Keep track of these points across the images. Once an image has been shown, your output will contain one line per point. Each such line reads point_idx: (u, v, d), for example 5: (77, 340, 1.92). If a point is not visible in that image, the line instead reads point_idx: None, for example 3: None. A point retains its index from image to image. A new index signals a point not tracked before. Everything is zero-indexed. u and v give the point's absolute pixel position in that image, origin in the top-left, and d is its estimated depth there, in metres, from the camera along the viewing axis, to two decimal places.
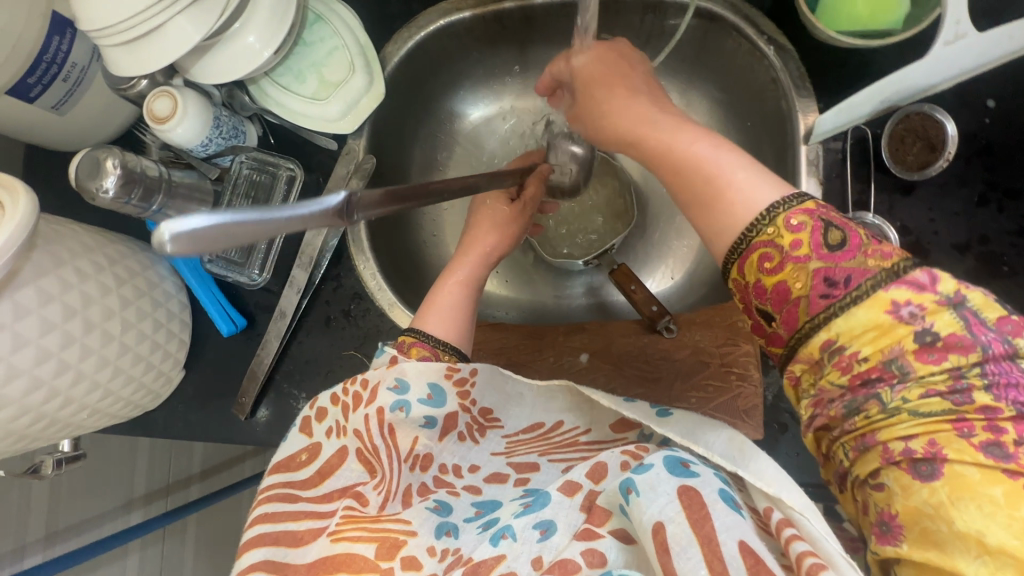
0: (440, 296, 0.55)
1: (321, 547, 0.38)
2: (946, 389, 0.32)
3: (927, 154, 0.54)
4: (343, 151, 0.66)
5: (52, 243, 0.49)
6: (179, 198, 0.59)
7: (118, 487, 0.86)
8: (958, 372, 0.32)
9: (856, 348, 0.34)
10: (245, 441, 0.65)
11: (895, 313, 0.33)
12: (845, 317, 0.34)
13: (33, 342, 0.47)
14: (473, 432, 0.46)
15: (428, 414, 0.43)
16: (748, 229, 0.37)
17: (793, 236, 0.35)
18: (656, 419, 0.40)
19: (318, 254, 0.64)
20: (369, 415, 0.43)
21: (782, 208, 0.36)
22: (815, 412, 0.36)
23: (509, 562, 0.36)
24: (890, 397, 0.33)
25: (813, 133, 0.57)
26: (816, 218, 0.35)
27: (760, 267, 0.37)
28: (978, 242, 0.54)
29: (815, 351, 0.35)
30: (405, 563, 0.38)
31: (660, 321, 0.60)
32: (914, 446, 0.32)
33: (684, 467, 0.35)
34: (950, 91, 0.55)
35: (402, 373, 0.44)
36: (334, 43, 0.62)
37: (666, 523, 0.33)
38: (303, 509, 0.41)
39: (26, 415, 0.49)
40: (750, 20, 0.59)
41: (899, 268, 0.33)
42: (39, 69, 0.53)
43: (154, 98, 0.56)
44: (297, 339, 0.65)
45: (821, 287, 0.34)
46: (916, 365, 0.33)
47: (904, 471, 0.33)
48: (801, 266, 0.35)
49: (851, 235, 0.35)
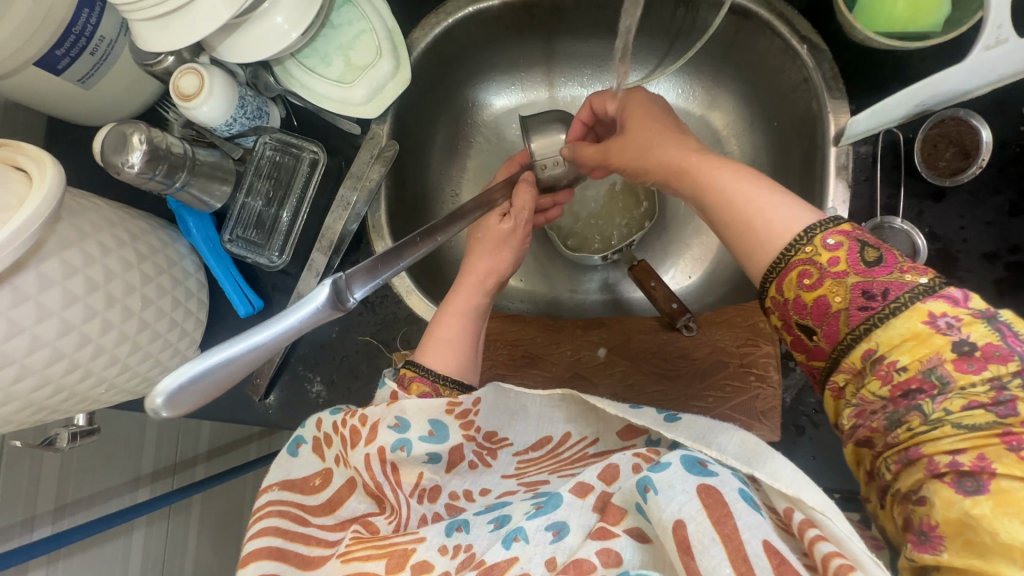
0: (440, 329, 0.53)
1: (332, 568, 0.39)
2: (989, 400, 0.33)
3: (959, 160, 0.53)
4: (366, 136, 0.65)
5: (76, 216, 0.49)
6: (202, 177, 0.59)
7: (127, 463, 0.87)
8: (999, 382, 0.33)
9: (895, 358, 0.35)
10: (258, 423, 0.65)
11: (931, 323, 0.34)
12: (884, 328, 0.35)
13: (56, 314, 0.46)
14: (483, 457, 0.45)
15: (432, 451, 0.43)
16: (786, 250, 0.39)
17: (831, 255, 0.38)
18: (665, 425, 0.40)
19: (338, 239, 0.63)
20: (369, 454, 0.42)
21: (819, 230, 0.38)
22: (857, 423, 0.37)
23: (522, 564, 0.36)
24: (931, 409, 0.34)
25: (843, 135, 0.56)
26: (852, 238, 0.38)
27: (799, 283, 0.39)
28: (1008, 251, 0.53)
29: (857, 360, 0.37)
30: (415, 569, 0.38)
31: (681, 318, 0.59)
32: (962, 459, 0.32)
33: (702, 467, 0.35)
34: (987, 97, 0.54)
35: (402, 411, 0.43)
36: (362, 26, 0.62)
37: (687, 522, 0.32)
38: (314, 534, 0.41)
39: (47, 386, 0.48)
40: (784, 18, 0.58)
41: (935, 284, 0.35)
42: (67, 41, 0.53)
43: (180, 75, 0.56)
44: (312, 324, 0.65)
45: (860, 300, 0.36)
46: (956, 374, 0.33)
47: (947, 483, 0.33)
48: (840, 281, 0.37)
49: (886, 253, 0.37)
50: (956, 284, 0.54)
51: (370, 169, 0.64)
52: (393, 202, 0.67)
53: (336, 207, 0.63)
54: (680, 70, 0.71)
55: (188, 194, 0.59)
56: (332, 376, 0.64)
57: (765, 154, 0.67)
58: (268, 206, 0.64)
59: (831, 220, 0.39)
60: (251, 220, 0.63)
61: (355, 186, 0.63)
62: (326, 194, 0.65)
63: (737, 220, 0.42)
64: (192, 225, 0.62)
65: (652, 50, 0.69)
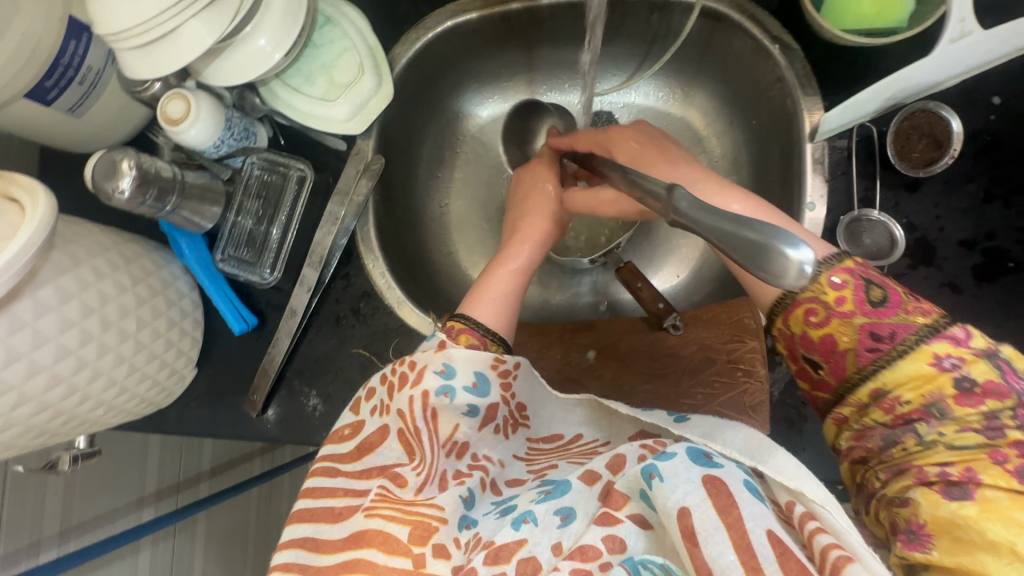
0: (491, 283, 0.54)
1: (355, 522, 0.40)
2: (980, 426, 0.35)
3: (932, 151, 0.55)
4: (352, 151, 0.66)
5: (70, 243, 0.51)
6: (192, 199, 0.60)
7: (131, 483, 0.88)
8: (992, 414, 0.35)
9: (899, 393, 0.37)
10: (258, 438, 0.66)
11: (937, 364, 0.36)
12: (891, 369, 0.38)
13: (53, 339, 0.47)
14: (507, 427, 0.46)
15: (472, 404, 0.43)
16: (792, 287, 0.41)
17: (837, 294, 0.39)
18: (674, 424, 0.42)
19: (327, 254, 0.64)
20: (414, 396, 0.43)
21: (825, 267, 0.39)
22: (852, 445, 0.40)
23: (530, 546, 0.38)
24: (926, 431, 0.36)
25: (818, 132, 0.57)
26: (857, 276, 0.39)
27: (806, 321, 0.40)
28: (985, 238, 0.54)
29: (862, 396, 0.39)
30: (435, 550, 0.39)
31: (667, 318, 0.60)
32: (951, 470, 0.35)
33: (707, 458, 0.36)
34: (956, 88, 0.55)
35: (450, 359, 0.44)
36: (344, 45, 0.64)
37: (691, 509, 0.33)
38: (343, 485, 0.43)
39: (45, 411, 0.49)
40: (756, 20, 0.59)
41: (938, 324, 0.37)
42: (55, 73, 0.55)
43: (168, 100, 0.57)
44: (307, 337, 0.66)
45: (867, 341, 0.38)
46: (955, 408, 0.36)
47: (935, 491, 0.35)
48: (847, 321, 0.38)
49: (891, 292, 0.38)
50: (935, 272, 0.54)
51: (357, 184, 0.65)
52: (382, 217, 0.68)
53: (324, 222, 0.64)
54: (658, 73, 0.72)
55: (179, 216, 0.60)
56: (328, 389, 0.65)
57: (745, 152, 0.68)
58: (258, 224, 0.65)
59: (836, 254, 0.40)
60: (243, 239, 0.65)
61: (343, 202, 0.64)
62: (314, 211, 0.66)
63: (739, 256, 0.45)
64: (183, 244, 0.63)
65: (630, 54, 0.70)
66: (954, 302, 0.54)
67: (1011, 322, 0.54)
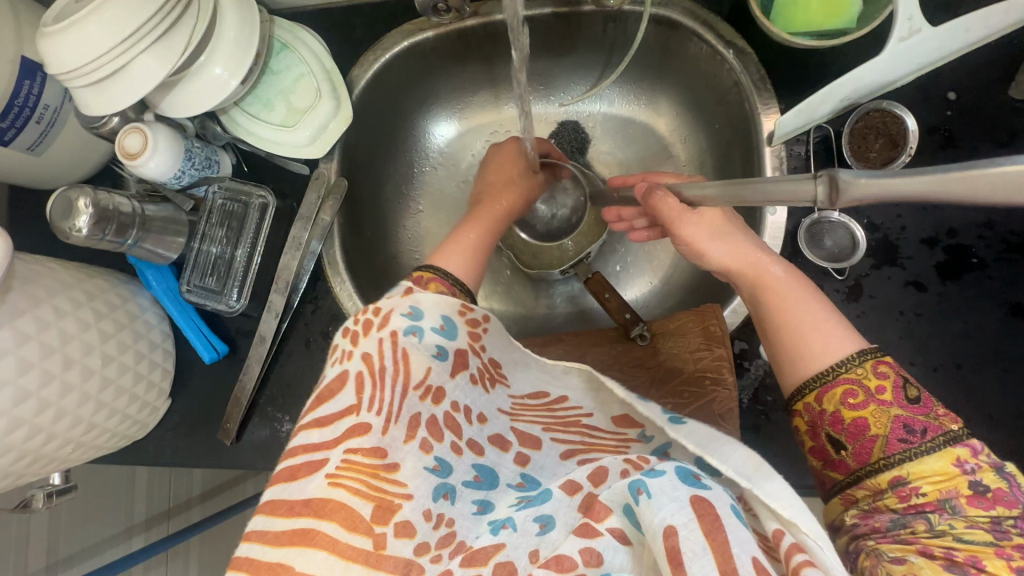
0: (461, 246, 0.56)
1: (317, 486, 0.37)
2: (988, 526, 0.36)
3: (889, 150, 0.54)
4: (313, 176, 0.66)
5: (29, 283, 0.51)
6: (154, 232, 0.60)
7: (118, 514, 0.89)
8: (1000, 521, 0.36)
9: (919, 483, 0.38)
10: (234, 466, 0.66)
11: (959, 466, 0.37)
12: (917, 461, 0.38)
13: (11, 382, 0.48)
14: (484, 378, 0.47)
15: (440, 344, 0.45)
16: (833, 367, 0.42)
17: (878, 382, 0.41)
18: (669, 425, 0.39)
19: (294, 277, 0.64)
20: (383, 338, 0.44)
21: (870, 356, 0.41)
22: (858, 522, 0.40)
23: (508, 551, 0.37)
24: (937, 521, 0.37)
25: (775, 135, 0.56)
26: (896, 373, 0.41)
27: (843, 400, 0.41)
28: (946, 235, 0.54)
29: (882, 482, 0.39)
30: (398, 529, 0.37)
31: (634, 328, 0.60)
32: (957, 551, 0.35)
33: (696, 480, 0.34)
34: (910, 86, 0.55)
35: (416, 302, 0.47)
36: (300, 70, 0.64)
37: (679, 529, 0.32)
38: (300, 443, 0.39)
39: (9, 453, 0.50)
40: (709, 25, 0.59)
41: (961, 432, 0.38)
42: (11, 113, 0.55)
43: (126, 135, 0.57)
44: (279, 363, 0.66)
45: (900, 431, 0.39)
46: (967, 507, 0.37)
47: (937, 565, 0.35)
48: (884, 409, 0.40)
49: (925, 396, 0.40)
50: (898, 271, 0.54)
51: (321, 207, 0.65)
52: (348, 238, 0.68)
53: (289, 247, 0.64)
54: (621, 81, 0.72)
55: (142, 249, 0.60)
56: (301, 414, 0.65)
57: (709, 156, 0.68)
58: (224, 250, 0.65)
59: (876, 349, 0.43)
60: (208, 267, 0.64)
61: (307, 226, 0.64)
62: (279, 235, 0.66)
63: (786, 319, 0.45)
64: (151, 277, 0.63)
65: (591, 64, 0.70)
66: (918, 300, 0.54)
67: (974, 318, 0.53)
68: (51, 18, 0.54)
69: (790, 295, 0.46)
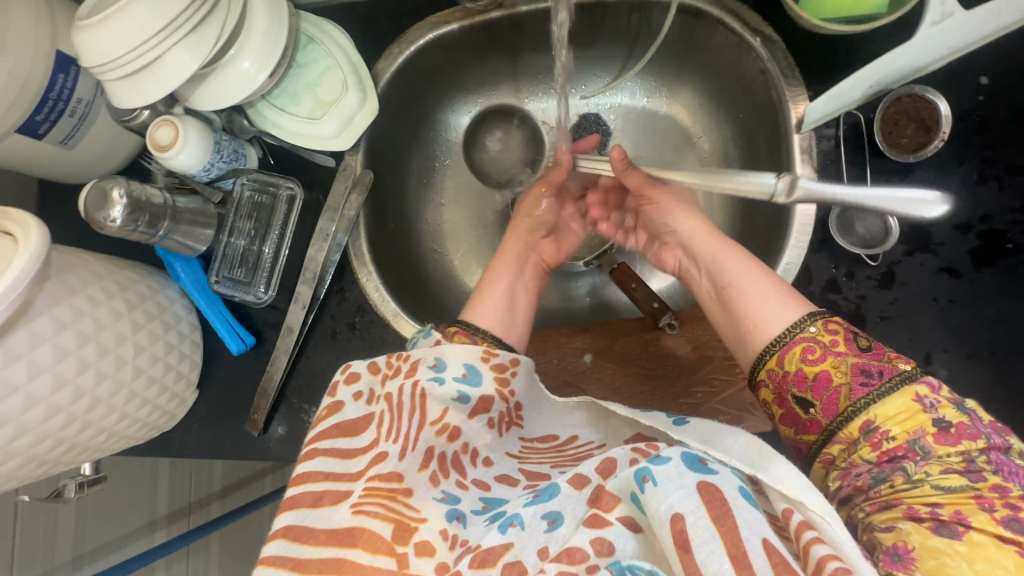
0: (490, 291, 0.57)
1: (340, 516, 0.38)
2: (962, 467, 0.36)
3: (921, 135, 0.54)
4: (341, 168, 0.66)
5: (64, 273, 0.51)
6: (184, 223, 0.61)
7: (141, 508, 0.89)
8: (969, 455, 0.37)
9: (887, 427, 0.38)
10: (261, 457, 0.66)
11: (919, 402, 0.38)
12: (881, 404, 0.39)
13: (49, 369, 0.48)
14: (502, 423, 0.46)
15: (462, 391, 0.44)
16: (790, 328, 0.43)
17: (831, 336, 0.42)
18: (673, 427, 0.40)
19: (321, 269, 0.64)
20: (405, 385, 0.44)
21: (819, 316, 0.43)
22: (840, 483, 0.40)
23: (516, 551, 0.38)
24: (913, 469, 0.37)
25: (804, 122, 0.56)
26: (846, 326, 0.42)
27: (803, 357, 0.42)
28: (980, 220, 0.53)
29: (853, 431, 0.40)
30: (418, 549, 0.38)
31: (663, 318, 0.59)
32: (940, 510, 0.36)
33: (702, 464, 0.35)
34: (942, 71, 0.54)
35: (441, 353, 0.45)
36: (327, 63, 0.64)
37: (685, 515, 0.33)
38: (322, 471, 0.40)
39: (46, 440, 0.50)
40: (736, 14, 0.59)
41: (912, 372, 0.39)
42: (46, 106, 0.56)
43: (157, 127, 0.58)
44: (305, 355, 0.66)
45: (859, 378, 0.40)
46: (935, 446, 0.37)
47: (926, 527, 0.36)
48: (841, 359, 0.41)
49: (876, 342, 0.41)
50: (931, 258, 0.54)
51: (347, 199, 0.65)
52: (374, 231, 0.68)
53: (317, 238, 0.64)
54: (644, 72, 0.72)
55: (172, 240, 0.61)
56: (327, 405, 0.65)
57: (733, 146, 0.68)
58: (251, 243, 0.65)
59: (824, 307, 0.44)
60: (236, 259, 0.65)
61: (334, 218, 0.65)
62: (306, 228, 0.67)
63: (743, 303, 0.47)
64: (180, 268, 0.64)
65: (614, 56, 0.70)
66: (952, 287, 0.54)
67: (1008, 304, 0.53)
68: (86, 12, 0.55)
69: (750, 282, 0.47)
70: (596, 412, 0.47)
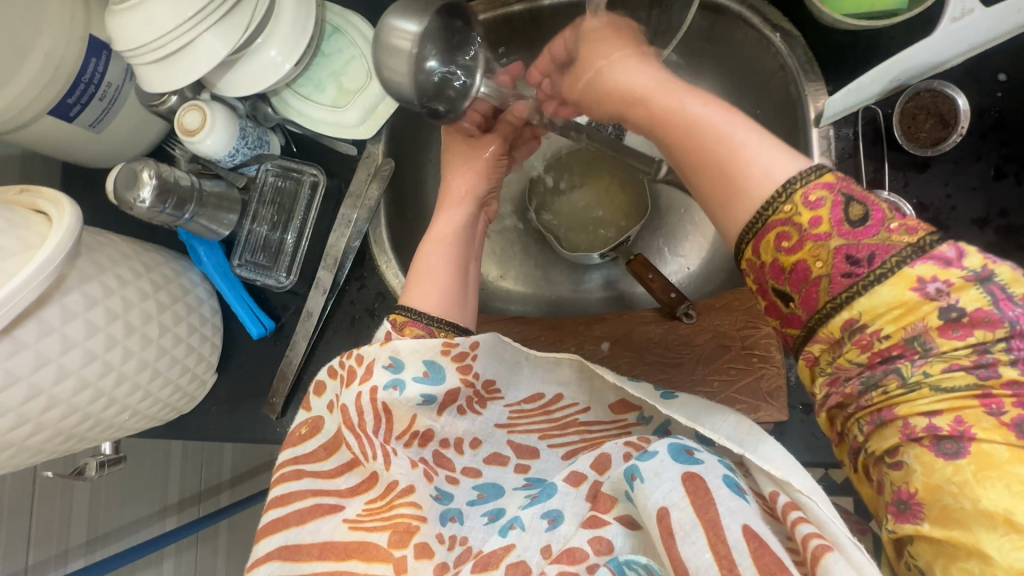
0: (423, 265, 0.53)
1: (335, 529, 0.39)
2: (971, 363, 0.31)
3: (939, 130, 0.55)
4: (362, 156, 0.67)
5: (95, 252, 0.52)
6: (209, 207, 0.62)
7: (153, 493, 0.90)
8: (983, 348, 0.31)
9: (879, 326, 0.32)
10: (277, 442, 0.67)
11: (920, 290, 0.31)
12: (869, 296, 0.32)
13: (80, 344, 0.49)
14: (473, 404, 0.45)
15: (426, 393, 0.42)
16: (763, 209, 0.35)
17: (813, 214, 0.33)
18: (660, 401, 0.40)
19: (342, 256, 0.65)
20: (362, 392, 0.42)
21: (799, 184, 0.34)
22: (829, 391, 0.36)
23: (519, 551, 0.38)
24: (910, 371, 0.32)
25: (822, 116, 0.58)
26: (836, 192, 0.33)
27: (776, 246, 0.35)
28: (997, 215, 0.54)
29: (836, 330, 0.34)
30: (417, 551, 0.38)
31: (680, 307, 0.61)
32: (939, 422, 0.31)
33: (688, 455, 0.35)
34: (960, 67, 0.55)
35: (395, 351, 0.43)
36: (352, 52, 0.65)
37: (670, 508, 0.33)
38: (310, 488, 0.41)
39: (73, 415, 0.51)
40: (756, 10, 0.60)
41: (923, 243, 0.32)
42: (78, 90, 0.57)
43: (185, 112, 0.59)
44: (323, 341, 0.67)
45: (843, 266, 0.33)
46: (939, 341, 0.31)
47: (926, 449, 0.32)
48: (822, 244, 0.33)
49: (872, 210, 0.33)
50: None
51: (368, 187, 0.66)
52: (393, 220, 0.69)
53: (339, 225, 0.65)
54: None
55: (197, 224, 0.62)
56: None
57: None
58: (274, 230, 0.67)
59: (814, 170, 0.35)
60: (258, 245, 0.67)
61: (355, 206, 0.66)
62: (327, 215, 0.67)
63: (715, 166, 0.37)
64: (203, 253, 0.65)
65: None
66: None
67: None
68: None
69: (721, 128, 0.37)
70: (585, 377, 0.45)
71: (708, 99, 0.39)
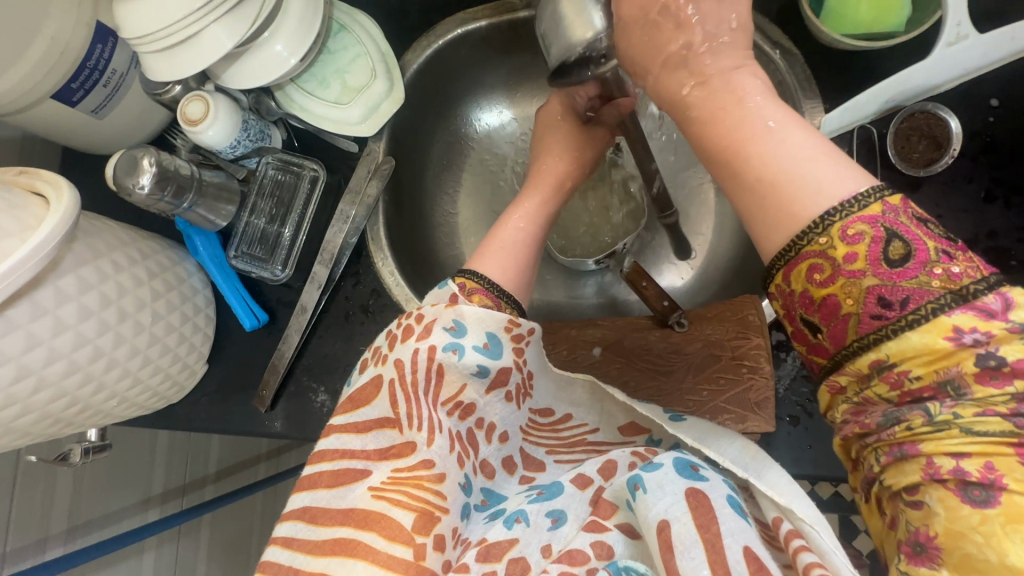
0: (502, 235, 0.54)
1: (359, 496, 0.39)
2: (1006, 411, 0.31)
3: (932, 151, 0.56)
4: (363, 153, 0.68)
5: (91, 236, 0.52)
6: (207, 197, 0.63)
7: (137, 484, 0.90)
8: (1020, 398, 0.31)
9: (908, 368, 0.33)
10: (263, 436, 0.66)
11: (955, 339, 0.31)
12: (897, 340, 0.32)
13: (72, 328, 0.49)
14: (518, 394, 0.45)
15: (482, 364, 0.42)
16: (797, 238, 0.35)
17: (849, 249, 0.33)
18: (669, 422, 0.43)
19: (338, 251, 0.65)
20: (419, 349, 0.42)
21: (838, 216, 0.33)
22: (849, 419, 0.36)
23: (521, 547, 0.38)
24: (938, 411, 0.32)
25: (819, 132, 0.57)
26: (877, 228, 0.33)
27: (808, 277, 0.35)
28: (986, 237, 0.55)
29: (863, 367, 0.34)
30: (436, 541, 0.38)
31: (672, 316, 0.61)
32: (968, 467, 0.31)
33: (693, 471, 0.36)
34: (954, 91, 0.56)
35: (460, 316, 0.43)
36: (357, 50, 0.66)
37: (671, 521, 0.33)
38: (336, 447, 0.41)
39: (62, 398, 0.50)
40: (759, 28, 0.60)
41: (967, 291, 0.31)
42: (81, 75, 0.57)
43: (188, 102, 0.59)
44: (316, 335, 0.67)
45: (875, 306, 0.33)
46: (974, 387, 0.32)
47: (952, 492, 0.32)
48: (856, 281, 0.33)
49: (916, 250, 0.32)
50: None
51: (367, 184, 0.66)
52: (391, 217, 0.69)
53: (335, 220, 0.65)
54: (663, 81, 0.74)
55: (195, 213, 0.62)
56: (336, 385, 0.65)
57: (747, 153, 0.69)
58: (270, 223, 0.67)
59: (859, 198, 0.34)
60: (255, 238, 0.67)
61: (353, 202, 0.66)
62: (326, 211, 0.68)
63: (760, 179, 0.36)
64: (198, 243, 0.65)
65: None
66: None
67: None
68: None
69: (769, 142, 0.36)
70: (597, 392, 0.47)
71: (777, 115, 0.37)
